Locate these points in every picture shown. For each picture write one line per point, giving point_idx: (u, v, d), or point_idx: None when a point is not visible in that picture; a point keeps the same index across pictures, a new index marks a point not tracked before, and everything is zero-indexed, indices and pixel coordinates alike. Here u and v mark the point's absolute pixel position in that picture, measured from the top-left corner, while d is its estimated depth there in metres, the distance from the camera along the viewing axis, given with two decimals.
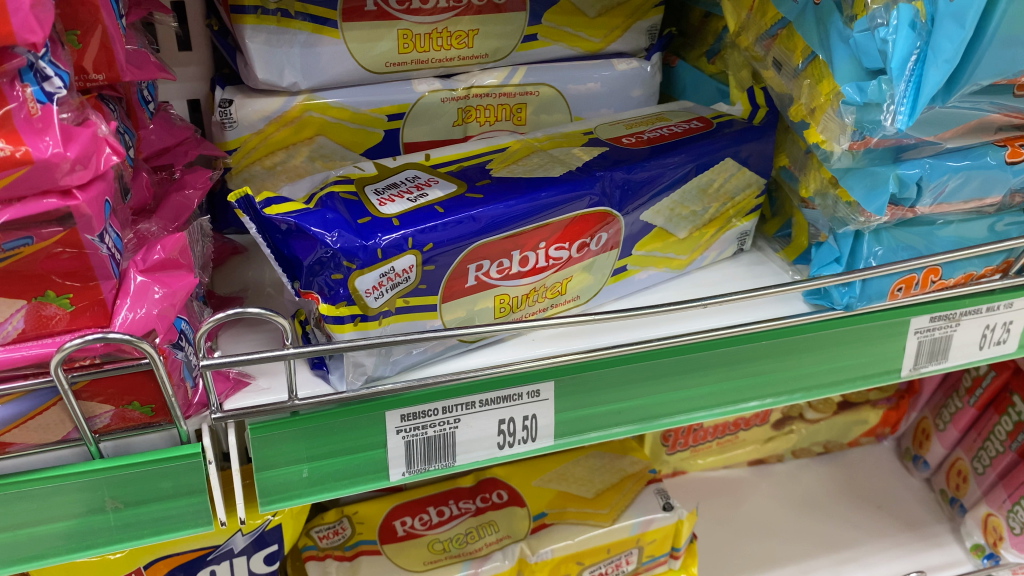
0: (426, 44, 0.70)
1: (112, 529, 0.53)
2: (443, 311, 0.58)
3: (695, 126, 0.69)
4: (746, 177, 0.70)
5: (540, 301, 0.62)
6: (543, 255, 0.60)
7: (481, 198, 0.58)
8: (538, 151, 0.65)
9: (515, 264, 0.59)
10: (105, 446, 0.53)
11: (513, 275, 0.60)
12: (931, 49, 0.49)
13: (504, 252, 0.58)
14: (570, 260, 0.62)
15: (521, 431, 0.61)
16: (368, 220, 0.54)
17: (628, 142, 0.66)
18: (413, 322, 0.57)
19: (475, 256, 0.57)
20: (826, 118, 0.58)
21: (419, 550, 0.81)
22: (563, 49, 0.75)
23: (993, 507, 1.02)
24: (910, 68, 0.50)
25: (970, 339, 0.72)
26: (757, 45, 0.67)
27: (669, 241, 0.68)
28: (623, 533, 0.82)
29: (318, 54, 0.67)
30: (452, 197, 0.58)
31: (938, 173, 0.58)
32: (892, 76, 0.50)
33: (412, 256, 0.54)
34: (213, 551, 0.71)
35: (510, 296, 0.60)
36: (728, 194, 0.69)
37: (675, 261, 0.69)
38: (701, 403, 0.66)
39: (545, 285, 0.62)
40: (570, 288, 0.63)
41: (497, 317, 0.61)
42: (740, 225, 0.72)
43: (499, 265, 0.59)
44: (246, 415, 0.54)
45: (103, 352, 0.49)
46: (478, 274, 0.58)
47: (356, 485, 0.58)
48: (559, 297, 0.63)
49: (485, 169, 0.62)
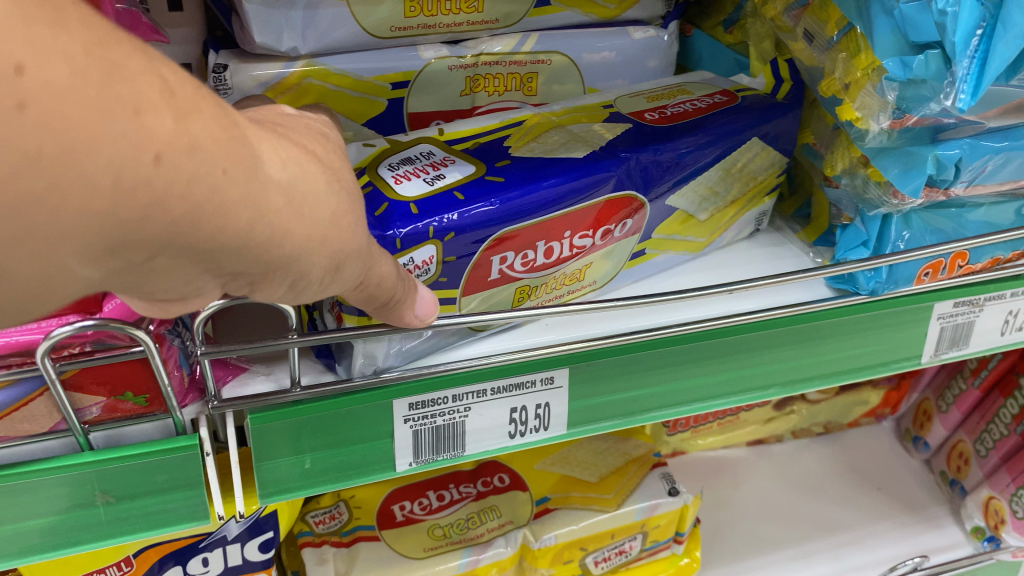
0: (434, 7, 0.66)
1: (103, 524, 0.50)
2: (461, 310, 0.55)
3: (718, 101, 0.65)
4: (770, 158, 0.67)
5: (557, 289, 0.59)
6: (567, 244, 0.57)
7: (502, 182, 0.54)
8: (556, 127, 0.61)
9: (540, 256, 0.56)
10: (95, 437, 0.49)
11: (537, 268, 0.57)
12: (1001, 23, 0.47)
13: (530, 243, 0.55)
14: (593, 247, 0.59)
15: (533, 420, 0.59)
16: (385, 209, 0.50)
17: (650, 118, 0.63)
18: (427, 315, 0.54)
19: (499, 246, 0.54)
20: (864, 94, 0.54)
21: (419, 536, 0.78)
22: (577, 16, 0.71)
23: (995, 490, 1.01)
24: (975, 43, 0.48)
25: (991, 325, 0.70)
26: (786, 15, 0.63)
27: (688, 224, 0.65)
28: (627, 518, 0.80)
29: (319, 17, 0.63)
30: (471, 178, 0.54)
31: (976, 154, 0.56)
32: (957, 52, 0.47)
33: (432, 247, 0.51)
34: (206, 538, 0.68)
35: (530, 288, 0.57)
36: (751, 175, 0.67)
37: (691, 243, 0.66)
38: (718, 391, 0.63)
39: (565, 272, 0.59)
40: (589, 275, 0.60)
41: (515, 306, 0.58)
42: (759, 205, 0.70)
43: (523, 257, 0.56)
44: (245, 404, 0.51)
45: (93, 339, 0.45)
46: (502, 267, 0.55)
47: (360, 476, 0.56)
48: (578, 283, 0.60)
49: (502, 147, 0.58)
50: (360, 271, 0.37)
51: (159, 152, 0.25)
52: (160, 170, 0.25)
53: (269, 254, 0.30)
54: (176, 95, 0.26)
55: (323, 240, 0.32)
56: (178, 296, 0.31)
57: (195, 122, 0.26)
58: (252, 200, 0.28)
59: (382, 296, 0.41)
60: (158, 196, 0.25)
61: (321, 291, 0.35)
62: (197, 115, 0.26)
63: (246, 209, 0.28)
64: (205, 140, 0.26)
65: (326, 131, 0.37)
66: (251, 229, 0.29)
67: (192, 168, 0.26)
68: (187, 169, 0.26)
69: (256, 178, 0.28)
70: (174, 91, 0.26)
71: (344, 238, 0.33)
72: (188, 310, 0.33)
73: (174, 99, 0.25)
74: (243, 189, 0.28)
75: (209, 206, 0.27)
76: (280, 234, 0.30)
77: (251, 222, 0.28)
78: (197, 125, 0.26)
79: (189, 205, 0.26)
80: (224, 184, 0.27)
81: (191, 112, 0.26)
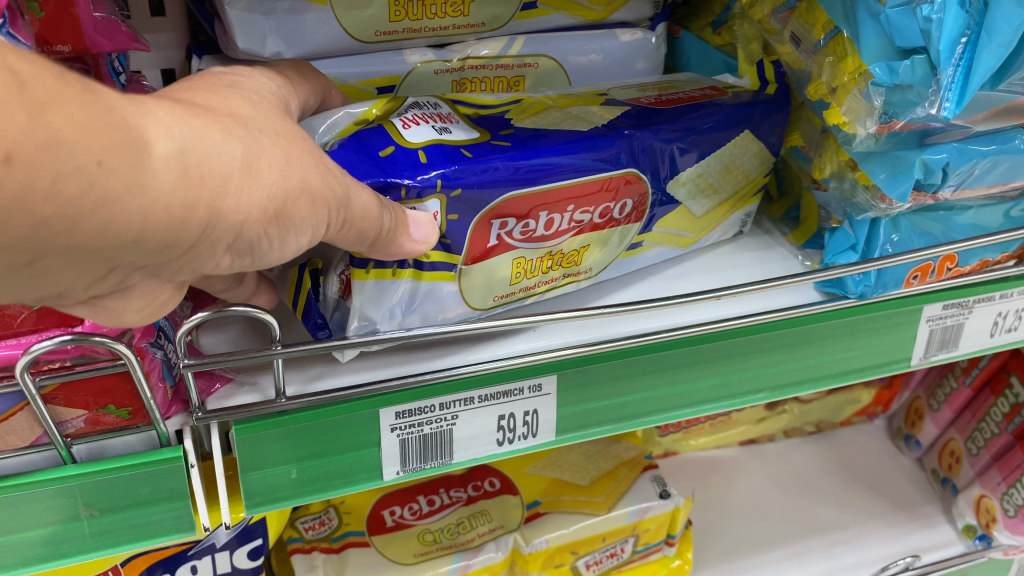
0: (419, 11, 0.65)
1: (88, 538, 0.49)
2: (463, 294, 0.55)
3: (707, 93, 0.65)
4: (764, 157, 0.67)
5: (554, 270, 0.58)
6: (568, 218, 0.56)
7: (507, 146, 0.54)
8: (553, 108, 0.60)
9: (540, 227, 0.55)
10: (78, 451, 0.49)
11: (536, 239, 0.56)
12: (986, 31, 0.47)
13: (531, 211, 0.54)
14: (591, 226, 0.58)
15: (520, 427, 0.58)
16: (391, 151, 0.50)
17: (647, 101, 0.63)
18: (424, 287, 0.53)
19: (500, 211, 0.53)
20: (852, 99, 0.53)
21: (409, 541, 0.78)
22: (564, 18, 0.71)
23: (986, 488, 1.01)
24: (960, 51, 0.48)
25: (981, 327, 0.70)
26: (772, 18, 0.63)
27: (685, 217, 0.65)
28: (618, 521, 0.80)
29: (303, 22, 0.63)
30: (475, 141, 0.53)
31: (965, 158, 0.55)
32: (942, 58, 0.48)
33: (437, 200, 0.50)
34: (194, 546, 0.68)
35: (527, 261, 0.56)
36: (744, 172, 0.66)
37: (684, 239, 0.66)
38: (707, 395, 0.63)
39: (562, 252, 0.58)
40: (585, 260, 0.60)
41: (512, 284, 0.57)
42: (746, 206, 0.69)
43: (523, 225, 0.54)
44: (231, 414, 0.50)
45: (75, 354, 0.45)
46: (501, 233, 0.54)
47: (347, 485, 0.55)
48: (574, 267, 0.59)
49: (505, 119, 0.58)
50: (329, 198, 0.37)
51: (10, 152, 0.26)
52: (14, 170, 0.26)
53: (175, 230, 0.31)
54: (28, 88, 0.26)
55: (240, 195, 0.33)
56: (106, 288, 0.34)
57: (55, 115, 0.27)
58: (137, 186, 0.29)
59: (366, 228, 0.41)
60: (21, 195, 0.26)
61: (285, 244, 0.37)
62: (56, 107, 0.27)
63: (131, 197, 0.29)
64: (69, 133, 0.27)
65: (239, 82, 0.38)
66: (143, 215, 0.30)
67: (54, 165, 0.27)
68: (48, 166, 0.27)
69: (137, 161, 0.29)
70: (28, 83, 0.26)
71: (267, 181, 0.34)
72: (127, 299, 0.35)
73: (26, 94, 0.26)
74: (122, 178, 0.29)
75: (83, 201, 0.28)
76: (177, 205, 0.31)
77: (141, 209, 0.30)
78: (55, 117, 0.27)
79: (60, 202, 0.27)
80: (99, 175, 0.28)
81: (50, 104, 0.27)
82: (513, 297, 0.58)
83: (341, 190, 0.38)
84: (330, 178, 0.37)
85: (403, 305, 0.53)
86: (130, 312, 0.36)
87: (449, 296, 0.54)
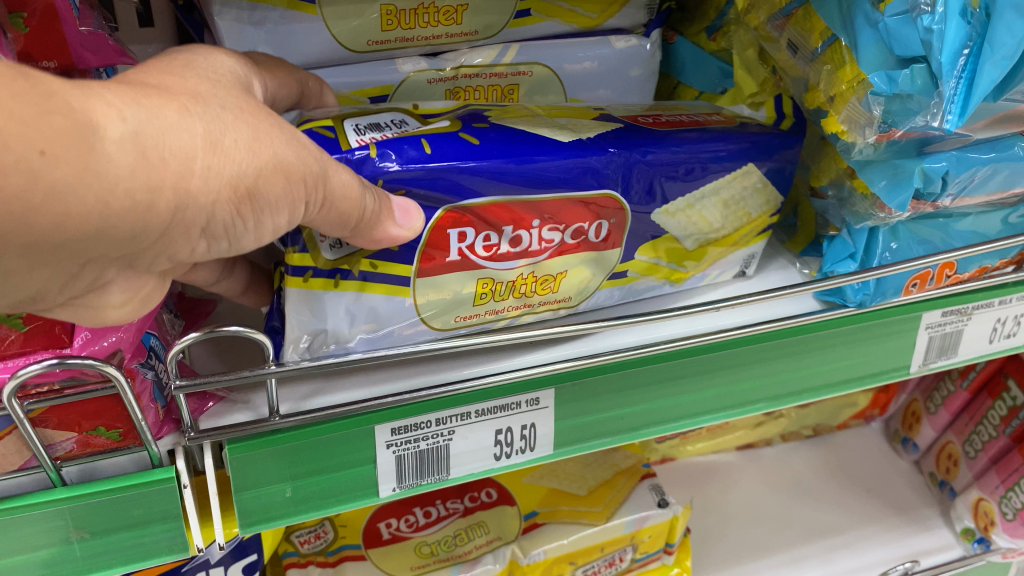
0: (411, 20, 0.65)
1: (79, 561, 0.48)
2: (420, 310, 0.53)
3: (715, 118, 0.62)
4: (768, 193, 0.62)
5: (527, 293, 0.56)
6: (536, 235, 0.54)
7: (476, 145, 0.50)
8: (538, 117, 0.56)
9: (505, 243, 0.53)
10: (69, 472, 0.48)
11: (502, 256, 0.53)
12: (988, 43, 0.47)
13: (492, 224, 0.52)
14: (563, 246, 0.55)
15: (518, 441, 0.58)
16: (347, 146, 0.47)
17: (644, 122, 0.59)
18: (373, 300, 0.52)
19: (459, 220, 0.51)
20: (849, 108, 0.53)
21: (406, 554, 0.78)
22: (559, 25, 0.70)
23: (984, 492, 1.00)
24: (962, 63, 0.48)
25: (980, 333, 0.69)
26: (769, 25, 0.62)
27: (676, 251, 0.61)
28: (617, 531, 0.79)
29: (294, 32, 0.62)
30: (442, 131, 0.50)
31: (964, 166, 0.55)
32: (943, 72, 0.48)
33: None
34: (188, 562, 0.67)
35: (495, 282, 0.54)
36: (746, 209, 0.62)
37: (678, 274, 0.63)
38: (706, 407, 0.63)
39: (536, 275, 0.56)
40: (563, 286, 0.57)
41: (477, 303, 0.55)
42: (748, 246, 0.65)
43: (486, 239, 0.52)
44: (223, 433, 0.50)
45: (64, 376, 0.44)
46: (461, 247, 0.52)
47: (342, 503, 0.55)
48: (552, 294, 0.57)
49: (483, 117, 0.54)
50: (303, 172, 0.37)
51: None
52: None
53: (148, 216, 0.31)
54: None
55: (207, 175, 0.32)
56: (78, 288, 0.34)
57: None
58: (90, 173, 0.29)
59: (347, 211, 0.41)
60: None
61: (261, 223, 0.36)
62: None
63: (88, 185, 0.29)
64: (5, 126, 0.27)
65: (194, 61, 0.38)
66: (103, 204, 0.30)
67: None
68: None
69: (88, 148, 0.29)
70: None
71: (231, 157, 0.33)
72: (105, 300, 0.36)
73: None
74: (73, 165, 0.28)
75: (32, 193, 0.28)
76: (143, 186, 0.30)
77: (99, 197, 0.29)
78: None
79: (6, 194, 0.27)
80: (43, 165, 0.28)
81: None
82: (480, 319, 0.56)
83: (315, 165, 0.37)
84: (304, 153, 0.37)
85: (350, 313, 0.52)
86: (111, 308, 0.36)
87: (402, 308, 0.52)
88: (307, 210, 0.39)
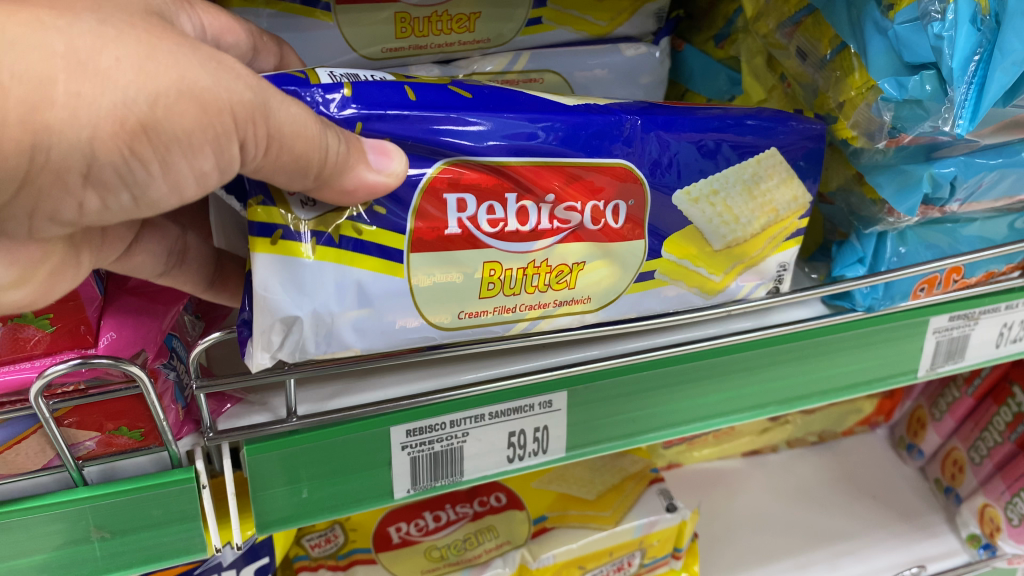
0: (425, 28, 0.66)
1: (98, 560, 0.49)
2: (417, 299, 0.49)
3: None
4: (794, 188, 0.57)
5: (541, 283, 0.52)
6: (547, 211, 0.50)
7: (466, 97, 0.47)
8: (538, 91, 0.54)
9: (511, 221, 0.49)
10: (90, 472, 0.48)
11: (509, 236, 0.49)
12: (998, 50, 0.48)
13: (494, 193, 0.48)
14: (577, 231, 0.51)
15: (531, 443, 0.58)
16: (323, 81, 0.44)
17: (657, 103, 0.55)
18: (359, 276, 0.46)
19: (456, 184, 0.47)
20: (860, 113, 0.54)
21: (416, 558, 0.78)
22: (569, 33, 0.71)
23: (990, 497, 1.01)
24: (972, 69, 0.48)
25: (987, 338, 0.70)
26: (778, 33, 0.62)
27: (704, 251, 0.56)
28: (625, 536, 0.79)
29: (311, 39, 0.64)
30: (432, 82, 0.48)
31: (971, 171, 0.56)
32: (955, 78, 0.48)
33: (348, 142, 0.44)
34: (201, 565, 0.67)
35: (502, 268, 0.50)
36: (774, 206, 0.57)
37: (710, 282, 0.58)
38: (715, 410, 0.63)
39: (550, 263, 0.51)
40: (581, 282, 0.53)
41: (483, 296, 0.50)
42: (778, 254, 0.59)
43: (488, 210, 0.48)
44: (242, 433, 0.50)
45: (89, 376, 0.45)
46: (462, 218, 0.48)
47: (357, 506, 0.55)
48: (567, 292, 0.53)
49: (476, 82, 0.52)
50: (219, 100, 0.35)
51: None
52: None
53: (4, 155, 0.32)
54: None
55: (74, 104, 0.32)
56: None
57: None
58: None
59: (306, 152, 0.39)
60: None
61: (169, 164, 0.36)
62: None
63: None
64: None
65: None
66: None
67: None
68: None
69: None
70: None
71: (106, 82, 0.32)
72: None
73: None
74: None
75: None
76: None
77: None
78: None
79: None
80: None
81: None
82: (485, 317, 0.51)
83: (245, 92, 0.36)
84: (220, 80, 0.35)
85: (334, 291, 0.46)
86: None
87: (395, 289, 0.48)
88: (246, 147, 0.37)
